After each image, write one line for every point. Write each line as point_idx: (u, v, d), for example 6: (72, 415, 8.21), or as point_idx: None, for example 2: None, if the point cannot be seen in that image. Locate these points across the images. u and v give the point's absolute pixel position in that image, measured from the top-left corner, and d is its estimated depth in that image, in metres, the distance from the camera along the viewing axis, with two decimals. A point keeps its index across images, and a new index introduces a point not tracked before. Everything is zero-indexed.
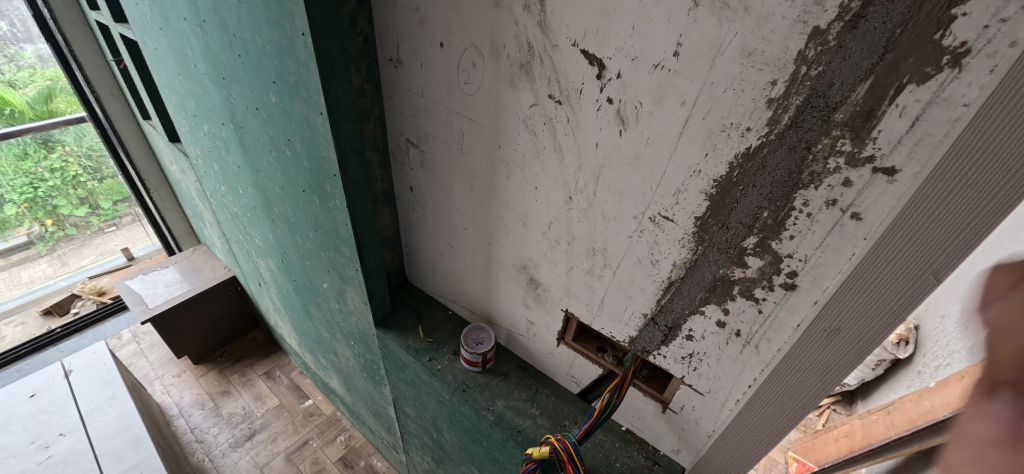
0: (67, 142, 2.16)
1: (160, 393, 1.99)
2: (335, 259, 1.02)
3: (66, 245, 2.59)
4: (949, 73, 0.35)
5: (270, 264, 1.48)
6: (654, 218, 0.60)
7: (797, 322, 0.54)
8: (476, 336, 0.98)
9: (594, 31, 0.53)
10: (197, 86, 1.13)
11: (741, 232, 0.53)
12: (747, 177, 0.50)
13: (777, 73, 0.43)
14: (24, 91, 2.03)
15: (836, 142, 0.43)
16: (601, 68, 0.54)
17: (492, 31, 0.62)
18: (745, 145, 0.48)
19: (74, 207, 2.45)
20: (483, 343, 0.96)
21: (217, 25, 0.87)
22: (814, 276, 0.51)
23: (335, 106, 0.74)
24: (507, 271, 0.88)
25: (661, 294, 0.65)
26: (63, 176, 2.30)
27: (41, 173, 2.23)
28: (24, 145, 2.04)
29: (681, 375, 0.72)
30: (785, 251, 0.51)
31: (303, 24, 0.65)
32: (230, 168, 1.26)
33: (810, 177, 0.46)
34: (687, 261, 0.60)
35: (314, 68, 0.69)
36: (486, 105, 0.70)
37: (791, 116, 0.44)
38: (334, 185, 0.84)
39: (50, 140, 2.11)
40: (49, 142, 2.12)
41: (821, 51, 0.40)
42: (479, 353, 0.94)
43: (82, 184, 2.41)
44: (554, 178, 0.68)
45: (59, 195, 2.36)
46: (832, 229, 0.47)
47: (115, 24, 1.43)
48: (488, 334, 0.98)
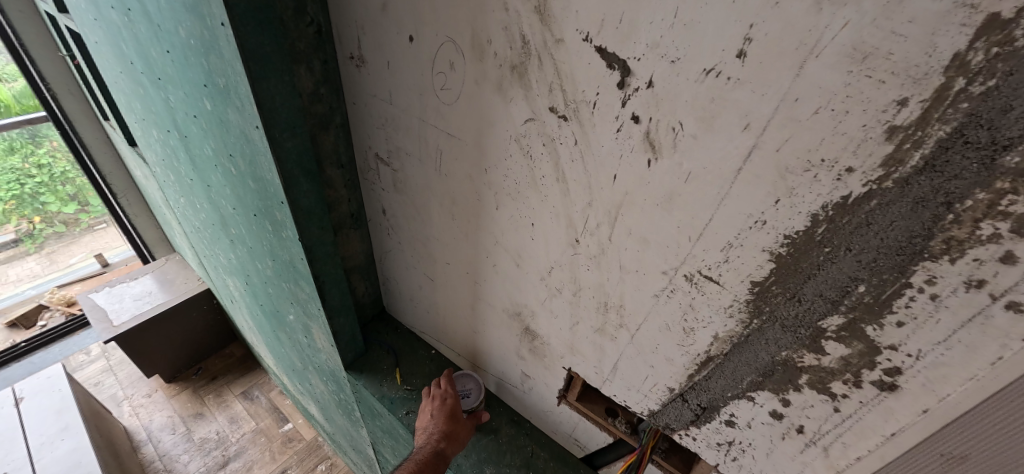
0: (55, 138, 1.98)
1: (127, 415, 1.84)
2: (297, 294, 0.86)
3: (56, 241, 2.49)
4: None
5: (236, 284, 1.32)
6: (690, 277, 0.44)
7: (891, 431, 0.39)
8: (460, 387, 0.83)
9: (615, 20, 0.37)
10: (138, 87, 0.97)
11: (820, 308, 0.38)
12: (839, 236, 0.34)
13: (909, 87, 0.27)
14: (10, 85, 1.80)
15: (1001, 199, 0.27)
16: (625, 73, 0.38)
17: (472, 21, 0.46)
18: (840, 192, 0.32)
19: (63, 205, 2.38)
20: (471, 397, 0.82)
21: (141, 14, 0.71)
22: (929, 378, 0.35)
23: (276, 117, 0.58)
24: (497, 315, 0.73)
25: (695, 369, 0.50)
26: (49, 172, 2.23)
27: (27, 168, 2.18)
28: (10, 140, 1.95)
29: (715, 463, 0.57)
30: (884, 340, 0.36)
31: (220, 11, 0.49)
32: (184, 179, 1.10)
33: (945, 245, 0.30)
34: (734, 334, 0.44)
35: (241, 69, 0.53)
36: (468, 118, 0.54)
37: (925, 155, 0.29)
38: (283, 212, 0.68)
39: (36, 135, 1.96)
40: (36, 138, 1.98)
41: (997, 54, 0.24)
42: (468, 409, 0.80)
43: (69, 182, 2.26)
44: (555, 214, 0.52)
45: (49, 192, 2.32)
46: (970, 321, 0.31)
47: (58, 14, 1.26)
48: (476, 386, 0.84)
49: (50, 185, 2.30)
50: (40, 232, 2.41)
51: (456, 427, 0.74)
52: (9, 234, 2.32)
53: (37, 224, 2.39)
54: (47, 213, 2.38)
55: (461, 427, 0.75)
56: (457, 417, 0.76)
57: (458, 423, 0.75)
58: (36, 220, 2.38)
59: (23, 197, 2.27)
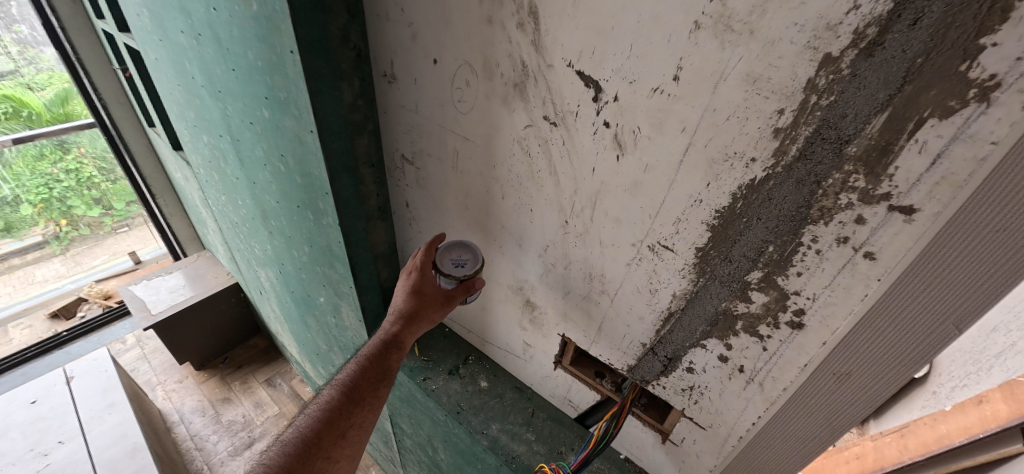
0: (82, 145, 2.27)
1: (161, 399, 1.99)
2: (330, 275, 1.01)
3: (80, 244, 2.77)
4: (975, 108, 0.32)
5: (269, 274, 1.47)
6: (652, 247, 0.57)
7: (804, 362, 0.51)
8: (452, 257, 0.77)
9: (590, 52, 0.50)
10: (195, 97, 1.13)
11: (745, 266, 0.50)
12: (751, 209, 0.46)
13: (784, 101, 0.40)
14: (41, 94, 2.27)
15: (849, 178, 0.40)
16: (598, 90, 0.51)
17: (484, 48, 0.60)
18: (748, 176, 0.45)
19: (89, 208, 2.70)
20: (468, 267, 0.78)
21: (211, 38, 0.86)
22: (824, 316, 0.47)
23: (326, 123, 0.73)
24: (503, 292, 0.85)
25: (661, 325, 0.62)
26: (77, 177, 2.50)
27: (57, 173, 2.43)
28: (40, 147, 2.18)
29: (682, 408, 0.69)
30: (791, 288, 0.48)
31: (291, 41, 0.64)
32: (229, 179, 1.25)
33: (820, 212, 0.42)
34: (687, 292, 0.57)
35: (303, 85, 0.67)
36: (479, 124, 0.68)
37: (799, 147, 0.41)
38: (326, 202, 0.83)
39: (66, 143, 2.22)
40: (65, 145, 2.25)
41: (833, 79, 0.37)
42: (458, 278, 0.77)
43: (97, 186, 2.61)
44: (549, 201, 0.65)
45: (76, 196, 2.62)
46: (843, 268, 0.43)
47: (119, 33, 1.44)
48: (474, 258, 0.78)
49: (77, 190, 2.60)
50: (66, 233, 2.69)
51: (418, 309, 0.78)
52: (37, 235, 2.60)
53: (63, 226, 2.67)
54: (72, 215, 2.67)
55: (432, 305, 0.78)
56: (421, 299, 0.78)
57: (421, 305, 0.77)
58: (62, 223, 2.65)
59: (51, 201, 2.54)
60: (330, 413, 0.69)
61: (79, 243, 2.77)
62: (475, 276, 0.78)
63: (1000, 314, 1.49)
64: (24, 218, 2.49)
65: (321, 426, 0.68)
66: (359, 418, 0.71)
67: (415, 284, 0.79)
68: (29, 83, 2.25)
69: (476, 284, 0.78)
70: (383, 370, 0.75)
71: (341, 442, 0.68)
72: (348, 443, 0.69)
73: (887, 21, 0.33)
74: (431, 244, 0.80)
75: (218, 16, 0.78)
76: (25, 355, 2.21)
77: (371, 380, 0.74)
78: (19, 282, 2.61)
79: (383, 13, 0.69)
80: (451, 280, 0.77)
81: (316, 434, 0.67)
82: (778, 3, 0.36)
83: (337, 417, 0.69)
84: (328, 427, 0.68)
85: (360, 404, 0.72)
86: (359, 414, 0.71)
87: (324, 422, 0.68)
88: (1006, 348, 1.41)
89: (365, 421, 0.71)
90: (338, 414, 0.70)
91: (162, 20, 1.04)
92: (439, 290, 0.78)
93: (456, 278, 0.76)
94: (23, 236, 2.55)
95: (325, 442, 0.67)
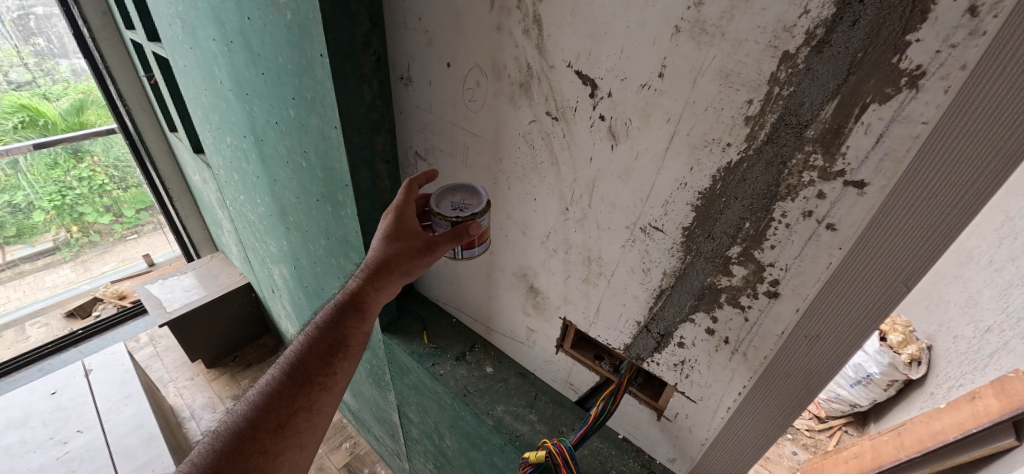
0: (95, 152, 2.60)
1: (173, 395, 2.05)
2: (345, 266, 1.09)
3: (90, 250, 3.14)
4: (907, 93, 0.38)
5: (282, 271, 1.54)
6: (644, 229, 0.63)
7: (781, 329, 0.57)
8: (447, 204, 0.72)
9: (586, 54, 0.57)
10: (221, 101, 1.21)
11: (726, 241, 0.56)
12: (729, 189, 0.53)
13: (752, 93, 0.46)
14: (56, 104, 2.94)
15: (809, 158, 0.46)
16: (594, 87, 0.58)
17: (493, 52, 0.67)
18: (725, 161, 0.51)
19: (99, 215, 3.13)
20: (467, 209, 0.72)
21: (242, 45, 0.94)
22: (795, 284, 0.53)
23: (348, 120, 0.81)
24: (508, 279, 0.91)
25: (653, 302, 0.69)
26: (89, 185, 2.88)
27: (70, 182, 2.76)
28: (55, 154, 2.47)
29: (675, 382, 0.74)
30: (766, 260, 0.54)
31: (321, 46, 0.72)
32: (249, 178, 1.33)
33: (787, 190, 0.49)
34: (676, 269, 0.63)
35: (330, 85, 0.75)
36: (488, 121, 0.75)
37: (767, 133, 0.47)
38: (346, 194, 0.91)
39: (80, 150, 2.54)
40: (79, 152, 2.56)
41: (791, 73, 0.43)
42: (451, 221, 0.71)
43: (107, 193, 3.04)
44: (551, 190, 0.72)
45: (86, 203, 3.04)
46: (810, 239, 0.49)
47: (148, 43, 1.54)
48: (477, 199, 0.72)
49: (88, 197, 3.01)
50: (77, 240, 3.09)
51: (381, 262, 0.76)
52: (48, 242, 3.01)
53: (74, 233, 3.08)
54: (83, 222, 3.09)
55: (404, 257, 0.75)
56: (384, 249, 0.75)
57: (384, 256, 0.76)
58: (73, 229, 3.07)
59: (64, 207, 2.95)
60: (271, 400, 0.73)
61: (87, 250, 3.14)
62: (472, 218, 0.70)
63: (992, 315, 1.52)
64: (37, 224, 2.91)
65: (260, 414, 0.71)
66: (303, 403, 0.74)
67: (383, 232, 0.76)
68: (44, 94, 2.88)
69: (471, 229, 0.69)
70: (328, 345, 0.78)
71: (283, 431, 0.71)
72: (292, 431, 0.72)
73: (832, 22, 0.39)
74: (410, 182, 0.78)
75: (250, 25, 0.87)
76: (41, 352, 2.33)
77: (314, 360, 0.77)
78: (30, 286, 2.97)
79: (402, 22, 0.77)
80: (444, 223, 0.72)
81: (252, 423, 0.70)
82: (743, 10, 0.43)
83: (278, 403, 0.73)
84: (268, 414, 0.71)
85: (303, 387, 0.75)
86: (303, 398, 0.74)
87: (263, 410, 0.71)
88: (998, 346, 1.44)
89: (313, 404, 0.75)
90: (279, 401, 0.73)
91: (194, 29, 1.13)
92: (417, 240, 0.74)
93: (448, 220, 0.71)
94: (35, 243, 2.96)
95: (262, 433, 0.69)
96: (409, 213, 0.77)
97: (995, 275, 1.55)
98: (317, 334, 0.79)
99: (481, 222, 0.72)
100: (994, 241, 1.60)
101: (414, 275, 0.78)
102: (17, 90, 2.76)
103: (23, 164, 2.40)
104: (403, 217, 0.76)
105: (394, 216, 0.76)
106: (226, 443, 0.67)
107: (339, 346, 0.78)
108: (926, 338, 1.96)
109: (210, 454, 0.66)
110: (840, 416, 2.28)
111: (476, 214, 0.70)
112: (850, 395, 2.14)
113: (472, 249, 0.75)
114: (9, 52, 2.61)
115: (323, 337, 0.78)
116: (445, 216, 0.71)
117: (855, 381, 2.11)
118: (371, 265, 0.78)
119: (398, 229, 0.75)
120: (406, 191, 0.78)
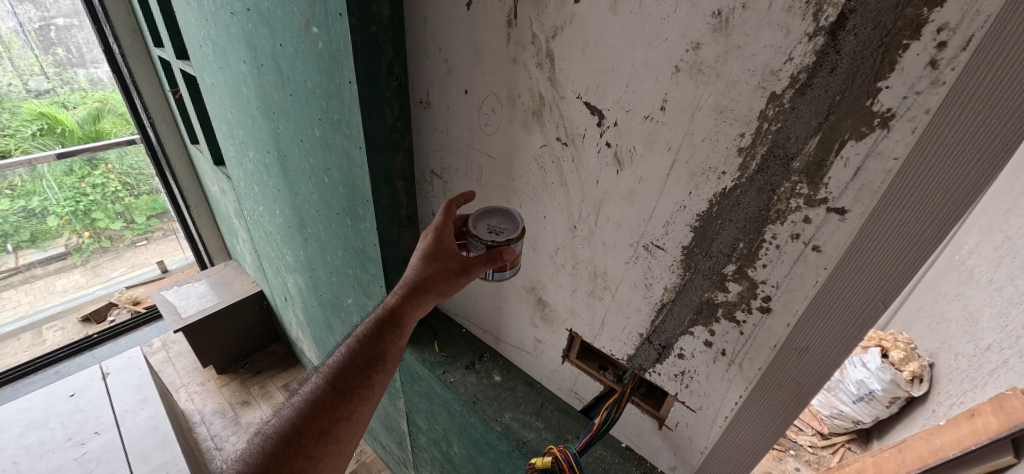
0: (109, 159, 2.69)
1: (185, 400, 2.09)
2: (361, 276, 1.15)
3: (100, 255, 3.24)
4: (879, 132, 0.44)
5: (297, 280, 1.59)
6: (646, 247, 0.68)
7: (774, 342, 0.61)
8: (486, 227, 0.76)
9: (594, 88, 0.63)
10: (247, 118, 1.28)
11: (722, 260, 0.61)
12: (725, 212, 0.58)
13: (744, 127, 0.52)
14: (74, 112, 3.04)
15: (796, 187, 0.51)
16: (601, 117, 0.64)
17: (509, 82, 0.73)
18: (721, 186, 0.57)
19: (111, 221, 3.19)
20: (503, 232, 0.76)
21: (272, 68, 1.01)
22: (785, 301, 0.58)
23: (372, 141, 0.87)
24: (517, 292, 0.96)
25: (655, 315, 0.73)
26: (104, 190, 2.92)
27: (85, 188, 2.84)
28: (72, 162, 2.57)
29: (675, 392, 0.78)
30: (759, 277, 0.59)
31: (351, 74, 0.78)
32: (269, 190, 1.40)
33: (777, 214, 0.54)
34: (676, 285, 0.68)
35: (357, 109, 0.82)
36: (502, 144, 0.81)
37: (757, 163, 0.53)
38: (366, 209, 0.97)
39: (96, 158, 2.63)
40: (94, 160, 2.65)
41: (778, 111, 0.49)
42: (487, 244, 0.75)
43: (122, 198, 3.06)
44: (560, 209, 0.77)
45: (99, 209, 3.07)
46: (798, 259, 0.54)
47: (177, 60, 1.63)
48: (512, 224, 0.77)
49: (101, 202, 3.01)
50: (88, 246, 3.17)
51: (419, 281, 0.81)
52: (59, 247, 3.06)
53: (86, 238, 3.14)
54: (95, 228, 3.15)
55: (441, 276, 0.79)
56: (423, 268, 0.81)
57: (422, 275, 0.81)
58: (85, 234, 3.13)
59: (82, 213, 3.01)
60: (314, 408, 0.78)
61: (98, 255, 3.23)
62: (507, 243, 0.75)
63: (992, 333, 1.55)
64: (52, 229, 2.97)
65: (305, 421, 0.76)
66: (343, 412, 0.78)
67: (422, 251, 0.81)
68: (63, 102, 3.00)
69: (506, 253, 0.74)
70: (366, 359, 0.82)
71: (326, 438, 0.76)
72: (333, 439, 0.77)
73: (813, 69, 0.45)
74: (449, 202, 0.83)
75: (283, 51, 0.93)
76: (58, 355, 2.40)
77: (354, 373, 0.81)
78: (42, 290, 3.04)
79: (424, 51, 0.83)
80: (480, 246, 0.76)
81: (298, 429, 0.75)
82: (736, 54, 0.49)
83: (320, 412, 0.77)
84: (311, 422, 0.76)
85: (344, 398, 0.79)
86: (344, 408, 0.79)
87: (306, 417, 0.76)
88: (998, 365, 1.45)
89: (353, 413, 0.79)
90: (322, 410, 0.78)
91: (224, 51, 1.20)
92: (454, 261, 0.79)
93: (484, 243, 0.75)
94: (47, 248, 3.02)
95: (307, 439, 0.74)
96: (447, 233, 0.81)
97: (995, 294, 1.58)
98: (357, 348, 0.83)
99: (514, 247, 0.75)
100: (995, 261, 1.63)
101: (448, 295, 0.82)
102: (36, 98, 2.86)
103: (44, 171, 2.51)
104: (441, 238, 0.80)
105: (433, 237, 0.81)
106: (276, 446, 0.73)
107: (376, 361, 0.82)
108: (928, 356, 1.97)
109: (260, 455, 0.71)
110: (842, 432, 2.28)
111: (511, 240, 0.74)
112: (853, 412, 2.15)
113: (503, 271, 0.78)
114: (32, 60, 2.75)
115: (362, 351, 0.82)
116: (481, 239, 0.75)
117: (857, 398, 2.12)
118: (409, 283, 0.83)
119: (436, 249, 0.80)
120: (445, 212, 0.83)
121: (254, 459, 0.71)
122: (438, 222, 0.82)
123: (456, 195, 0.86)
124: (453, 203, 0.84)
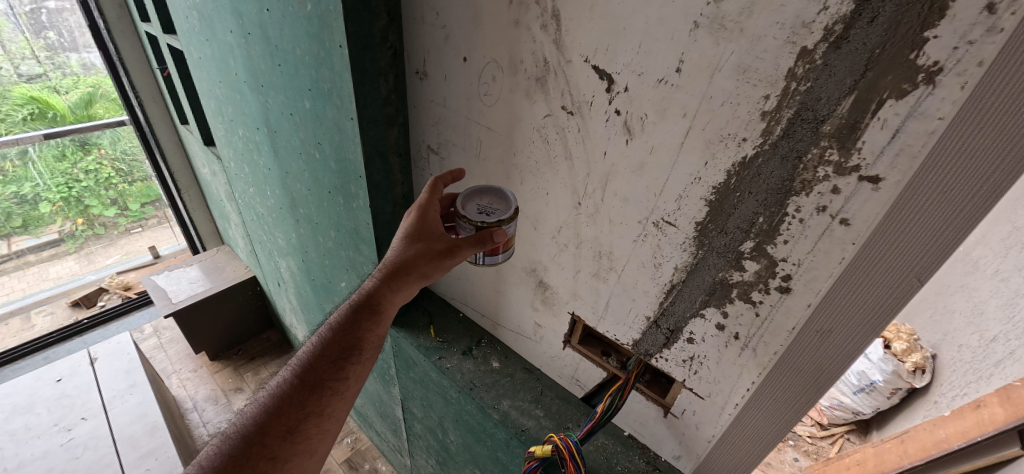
0: (103, 145, 2.60)
1: (176, 386, 2.06)
2: (355, 259, 1.11)
3: (94, 243, 3.18)
4: (923, 89, 0.38)
5: (290, 264, 1.55)
6: (657, 223, 0.64)
7: (792, 325, 0.58)
8: (474, 206, 0.72)
9: (604, 49, 0.58)
10: (235, 93, 1.23)
11: (739, 236, 0.57)
12: (743, 184, 0.53)
13: (769, 88, 0.47)
14: (66, 97, 2.91)
15: (824, 153, 0.46)
16: (610, 82, 0.59)
17: (510, 47, 0.68)
18: (741, 155, 0.52)
19: (105, 208, 3.17)
20: (494, 213, 0.72)
21: (259, 36, 0.95)
22: (807, 280, 0.54)
23: (365, 113, 0.82)
24: (517, 274, 0.92)
25: (663, 297, 0.70)
26: (96, 175, 2.87)
27: (77, 174, 2.80)
28: (62, 146, 2.48)
29: (683, 379, 0.75)
30: (779, 255, 0.55)
31: (341, 38, 0.73)
32: (260, 170, 1.35)
33: (802, 185, 0.49)
34: (688, 264, 0.64)
35: (348, 77, 0.77)
36: (502, 116, 0.76)
37: (783, 128, 0.48)
38: (359, 186, 0.93)
39: (88, 142, 2.54)
40: (87, 144, 2.56)
41: (808, 68, 0.44)
42: (476, 226, 0.71)
43: (115, 186, 3.06)
44: (564, 184, 0.73)
45: (93, 197, 3.09)
46: (823, 234, 0.50)
47: (163, 35, 1.56)
48: (505, 205, 0.72)
49: (94, 189, 3.03)
50: (82, 232, 3.12)
51: (400, 263, 0.77)
52: (53, 233, 3.02)
53: (80, 225, 3.11)
54: (88, 215, 3.13)
55: (424, 258, 0.75)
56: (405, 250, 0.76)
57: (404, 257, 0.76)
58: (78, 221, 3.10)
59: (72, 200, 3.00)
60: (282, 404, 0.72)
61: (92, 242, 3.17)
62: (498, 225, 0.71)
63: (998, 324, 1.52)
64: (44, 215, 2.93)
65: (270, 418, 0.71)
66: (314, 408, 0.73)
67: (404, 232, 0.77)
68: (55, 86, 2.87)
69: (496, 236, 0.70)
70: (341, 348, 0.77)
71: (292, 437, 0.71)
72: (302, 438, 0.71)
73: (850, 19, 0.40)
74: (435, 181, 0.79)
75: (269, 16, 0.88)
76: (47, 340, 2.37)
77: (327, 364, 0.76)
78: (36, 276, 3.00)
79: (419, 16, 0.78)
80: (468, 227, 0.72)
81: (262, 427, 0.70)
82: (762, 6, 0.44)
83: (287, 408, 0.72)
84: (277, 419, 0.71)
85: (315, 391, 0.74)
86: (315, 403, 0.74)
87: (272, 414, 0.71)
88: (1004, 356, 1.43)
89: (324, 409, 0.74)
90: (290, 405, 0.73)
91: (211, 21, 1.14)
92: (438, 243, 0.75)
93: (474, 224, 0.71)
94: (40, 235, 2.98)
95: (272, 438, 0.69)
96: (431, 214, 0.77)
97: (1001, 285, 1.55)
98: (331, 337, 0.78)
99: (506, 229, 0.72)
100: (1001, 251, 1.59)
101: (433, 278, 0.77)
102: (28, 82, 2.77)
103: (33, 154, 2.42)
104: (425, 218, 0.77)
105: (416, 217, 0.77)
106: (235, 447, 0.67)
107: (352, 350, 0.78)
108: (931, 348, 1.95)
109: (218, 456, 0.66)
110: (842, 423, 2.28)
111: (502, 221, 0.70)
112: (853, 403, 2.14)
113: (495, 256, 0.74)
114: (21, 44, 2.70)
115: (337, 340, 0.78)
116: (470, 220, 0.71)
117: (858, 388, 2.11)
118: (390, 266, 0.78)
119: (420, 229, 0.76)
120: (430, 191, 0.79)
121: (212, 461, 0.66)
122: (422, 201, 0.78)
123: (445, 174, 0.82)
124: (441, 181, 0.80)
